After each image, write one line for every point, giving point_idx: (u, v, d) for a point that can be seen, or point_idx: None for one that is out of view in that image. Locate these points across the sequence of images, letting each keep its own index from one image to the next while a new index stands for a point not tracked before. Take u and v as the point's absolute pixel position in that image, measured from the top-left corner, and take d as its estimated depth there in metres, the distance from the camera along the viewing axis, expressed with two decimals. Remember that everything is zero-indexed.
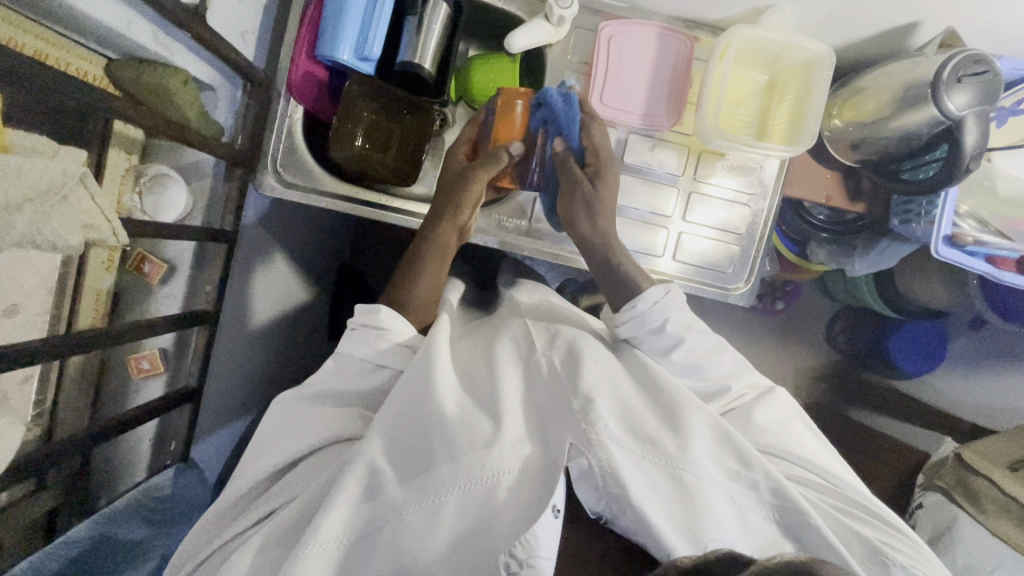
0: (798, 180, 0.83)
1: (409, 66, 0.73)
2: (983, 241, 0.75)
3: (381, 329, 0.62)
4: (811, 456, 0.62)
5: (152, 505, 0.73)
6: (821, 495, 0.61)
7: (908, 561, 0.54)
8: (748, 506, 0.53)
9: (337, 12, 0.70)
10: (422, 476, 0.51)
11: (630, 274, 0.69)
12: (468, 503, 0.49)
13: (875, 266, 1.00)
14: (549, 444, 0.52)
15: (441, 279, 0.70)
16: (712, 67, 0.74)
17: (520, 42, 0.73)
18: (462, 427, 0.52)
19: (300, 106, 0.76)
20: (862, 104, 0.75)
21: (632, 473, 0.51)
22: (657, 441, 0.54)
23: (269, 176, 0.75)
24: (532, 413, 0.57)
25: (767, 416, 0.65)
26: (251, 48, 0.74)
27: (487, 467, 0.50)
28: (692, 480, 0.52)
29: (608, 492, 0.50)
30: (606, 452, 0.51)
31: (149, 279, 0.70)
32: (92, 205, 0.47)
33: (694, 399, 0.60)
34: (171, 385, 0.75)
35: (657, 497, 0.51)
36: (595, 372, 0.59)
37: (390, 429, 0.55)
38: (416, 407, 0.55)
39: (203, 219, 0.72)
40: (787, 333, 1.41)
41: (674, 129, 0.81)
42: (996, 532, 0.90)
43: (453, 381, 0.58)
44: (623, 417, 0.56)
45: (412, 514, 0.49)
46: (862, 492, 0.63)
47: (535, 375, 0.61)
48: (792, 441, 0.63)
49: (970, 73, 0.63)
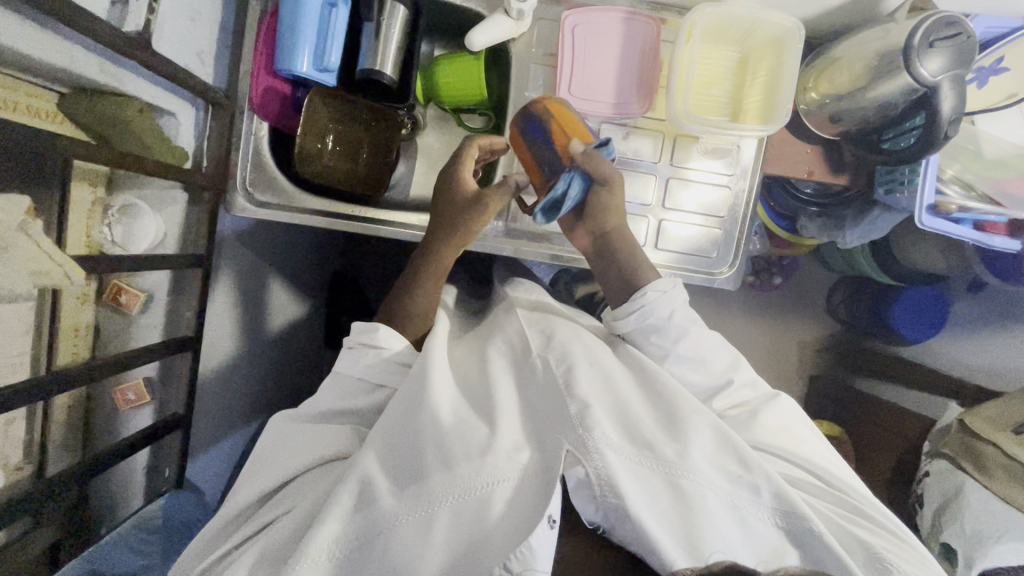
0: (777, 157, 0.81)
1: (369, 74, 0.73)
2: (968, 207, 0.73)
3: (378, 348, 0.62)
4: (812, 461, 0.63)
5: (144, 535, 0.73)
6: (823, 500, 0.62)
7: (907, 566, 0.56)
8: (749, 509, 0.54)
9: (292, 25, 0.69)
10: (417, 485, 0.51)
11: (631, 271, 0.69)
12: (462, 515, 0.49)
13: (868, 236, 0.99)
14: (546, 448, 0.52)
15: (435, 298, 0.70)
16: (678, 49, 0.72)
17: (480, 39, 0.72)
18: (456, 437, 0.52)
19: (265, 122, 0.75)
20: (837, 75, 0.72)
21: (630, 481, 0.51)
22: (655, 446, 0.54)
23: (240, 198, 0.75)
24: (528, 419, 0.57)
25: (772, 422, 0.65)
26: (209, 68, 0.73)
27: (482, 475, 0.50)
28: (691, 486, 0.52)
29: (606, 502, 0.51)
30: (603, 459, 0.51)
31: (127, 309, 0.69)
32: (36, 251, 0.51)
33: (693, 401, 0.60)
34: (160, 412, 0.75)
35: (656, 505, 0.52)
36: (590, 376, 0.60)
37: (383, 442, 0.55)
38: (410, 419, 0.55)
39: (177, 244, 0.72)
40: (788, 305, 1.43)
41: (647, 116, 0.79)
42: (1001, 495, 0.93)
43: (448, 389, 0.59)
44: (621, 422, 0.56)
45: (406, 525, 0.49)
46: (858, 489, 0.64)
47: (532, 381, 0.60)
48: (797, 446, 0.64)
49: (942, 36, 0.59)
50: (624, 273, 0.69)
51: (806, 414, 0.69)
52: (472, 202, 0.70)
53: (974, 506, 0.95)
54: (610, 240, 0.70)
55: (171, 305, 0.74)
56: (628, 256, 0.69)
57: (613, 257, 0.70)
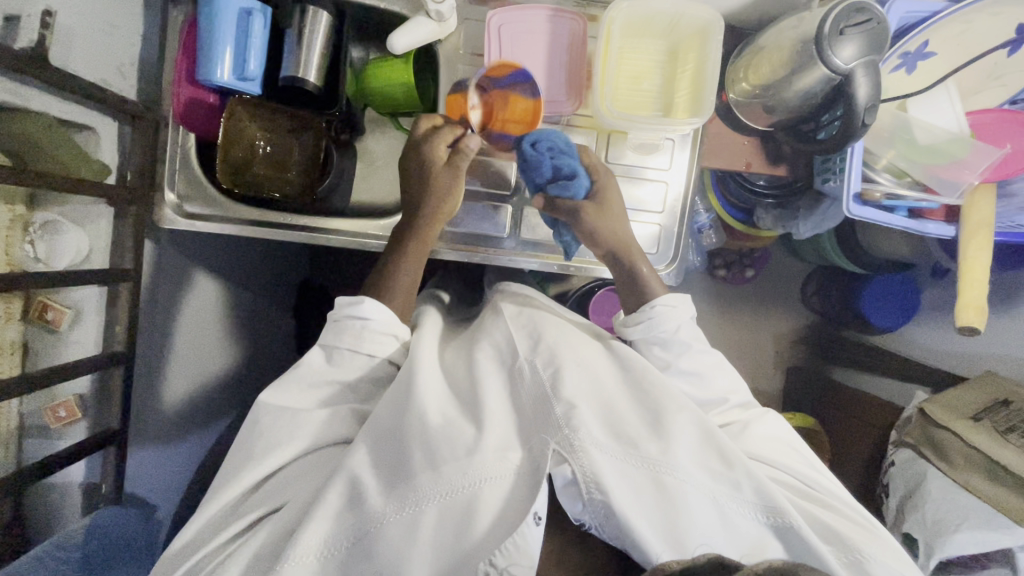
0: (713, 150, 0.81)
1: (293, 81, 0.72)
2: (894, 194, 0.72)
3: (364, 320, 0.65)
4: (797, 469, 0.65)
5: (65, 553, 0.70)
6: (804, 495, 0.63)
7: (886, 558, 0.57)
8: (732, 507, 0.55)
9: (208, 34, 0.68)
10: (404, 483, 0.53)
11: (638, 282, 0.72)
12: (450, 511, 0.51)
13: (821, 227, 0.97)
14: (533, 449, 0.54)
15: (425, 254, 0.72)
16: (600, 45, 0.71)
17: (402, 42, 0.71)
18: (444, 438, 0.54)
19: (193, 133, 0.75)
20: (761, 65, 0.71)
21: (615, 478, 0.52)
22: (638, 443, 0.55)
23: (168, 210, 0.75)
24: (515, 418, 0.58)
25: (760, 435, 0.67)
26: (133, 81, 0.72)
27: (469, 475, 0.52)
28: (673, 482, 0.53)
29: (592, 500, 0.52)
30: (588, 457, 0.52)
31: (55, 326, 0.69)
32: None
33: (677, 399, 0.61)
34: (94, 428, 0.74)
35: (640, 501, 0.53)
36: (577, 378, 0.60)
37: (375, 443, 0.57)
38: (400, 421, 0.57)
39: (107, 260, 0.72)
40: (761, 297, 1.42)
41: (578, 113, 0.78)
42: (961, 482, 0.93)
43: (438, 390, 0.61)
44: (606, 419, 0.57)
45: (394, 523, 0.51)
46: (843, 495, 0.65)
47: (521, 384, 0.61)
48: (782, 456, 0.66)
49: (853, 23, 0.59)
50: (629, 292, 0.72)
51: (793, 428, 0.72)
52: (439, 159, 0.71)
53: (936, 496, 0.94)
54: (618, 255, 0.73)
55: (103, 322, 0.73)
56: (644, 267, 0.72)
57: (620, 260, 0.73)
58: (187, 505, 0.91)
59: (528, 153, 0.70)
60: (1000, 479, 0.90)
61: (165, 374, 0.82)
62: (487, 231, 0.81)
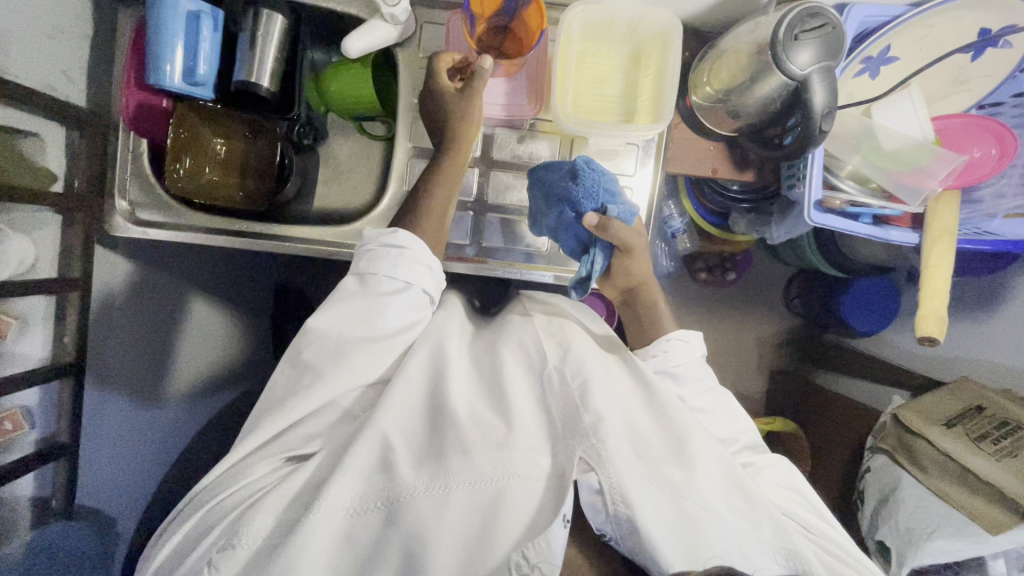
0: (679, 156, 0.80)
1: (245, 86, 0.70)
2: (856, 202, 0.71)
3: (401, 248, 0.61)
4: (807, 518, 0.63)
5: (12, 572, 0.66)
6: (822, 547, 0.61)
7: None
8: (751, 540, 0.53)
9: (156, 37, 0.66)
10: (436, 463, 0.53)
11: (653, 321, 0.73)
12: (477, 502, 0.51)
13: (794, 231, 0.94)
14: (559, 455, 0.53)
15: (458, 172, 0.69)
16: (557, 48, 0.70)
17: (357, 45, 0.69)
18: (474, 429, 0.54)
19: (144, 138, 0.74)
20: (723, 70, 0.70)
21: (640, 495, 0.51)
22: (661, 468, 0.55)
23: (121, 216, 0.74)
24: (542, 422, 0.57)
25: (772, 482, 0.65)
26: (81, 85, 0.70)
27: (499, 468, 0.52)
28: (695, 509, 0.52)
29: (614, 513, 0.51)
30: (615, 470, 0.51)
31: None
32: None
33: (699, 429, 0.60)
34: (45, 440, 0.71)
35: (663, 523, 0.51)
36: (605, 390, 0.58)
37: (410, 417, 0.57)
38: (431, 414, 0.57)
39: (56, 269, 0.70)
40: (742, 301, 1.41)
41: (539, 118, 0.77)
42: (936, 491, 0.92)
43: (465, 383, 0.61)
44: (630, 440, 0.56)
45: (423, 499, 0.51)
46: (852, 551, 0.62)
47: (541, 386, 0.60)
48: (793, 505, 0.64)
49: (807, 28, 0.58)
50: (652, 322, 0.73)
51: (810, 484, 0.69)
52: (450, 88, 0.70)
53: (908, 503, 0.93)
54: (635, 294, 0.75)
55: (53, 332, 0.71)
56: (650, 313, 0.73)
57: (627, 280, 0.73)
58: (150, 518, 0.88)
59: (584, 175, 0.67)
60: (975, 490, 0.89)
61: (173, 364, 0.88)
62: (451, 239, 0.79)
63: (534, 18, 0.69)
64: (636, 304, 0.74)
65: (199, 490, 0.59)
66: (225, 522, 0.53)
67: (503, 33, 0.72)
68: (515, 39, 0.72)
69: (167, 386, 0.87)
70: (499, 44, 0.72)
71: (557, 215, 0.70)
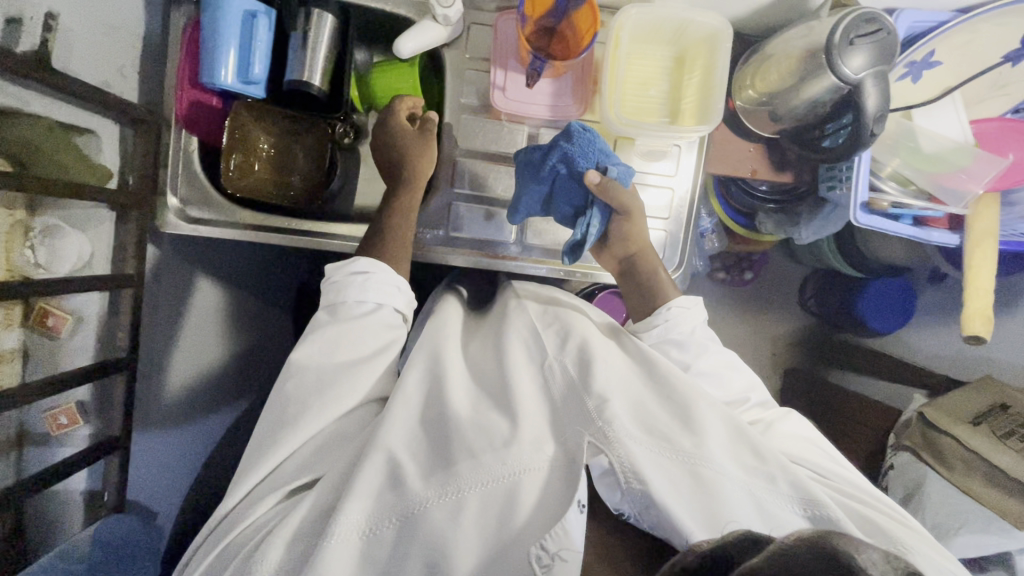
0: (719, 157, 0.81)
1: (297, 85, 0.71)
2: (901, 203, 0.73)
3: (366, 273, 0.65)
4: (822, 464, 0.63)
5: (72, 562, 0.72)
6: (840, 490, 0.60)
7: (928, 551, 0.54)
8: (769, 499, 0.52)
9: (212, 36, 0.67)
10: (445, 471, 0.52)
11: (651, 285, 0.73)
12: (490, 501, 0.50)
13: (823, 231, 0.98)
14: (568, 440, 0.54)
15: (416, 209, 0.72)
16: (608, 51, 0.71)
17: (408, 46, 0.70)
18: (476, 432, 0.54)
19: (194, 136, 0.73)
20: (769, 73, 0.72)
21: (652, 469, 0.51)
22: (671, 438, 0.54)
23: (171, 214, 0.74)
24: (546, 412, 0.58)
25: (784, 433, 0.65)
26: (133, 84, 0.72)
27: (507, 464, 0.51)
28: (710, 475, 0.52)
29: (630, 489, 0.51)
30: (623, 447, 0.52)
31: (56, 332, 0.68)
32: None
33: (704, 399, 0.60)
34: (96, 436, 0.74)
35: (678, 491, 0.50)
36: (607, 372, 0.59)
37: (412, 428, 0.58)
38: (435, 417, 0.58)
39: (108, 265, 0.72)
40: (761, 301, 1.42)
41: (584, 119, 0.78)
42: (962, 487, 0.93)
43: (461, 379, 0.63)
44: (636, 416, 0.56)
45: (437, 507, 0.50)
46: (871, 492, 0.62)
47: (546, 379, 0.61)
48: (806, 451, 0.64)
49: (862, 33, 0.59)
50: (657, 289, 0.73)
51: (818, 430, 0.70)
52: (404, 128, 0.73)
53: (935, 499, 0.95)
54: (633, 261, 0.74)
55: (104, 329, 0.73)
56: (653, 273, 0.73)
57: (638, 267, 0.74)
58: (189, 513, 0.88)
59: (579, 136, 0.67)
60: (1001, 486, 0.90)
61: (167, 359, 0.81)
62: (493, 237, 0.80)
63: (588, 19, 0.70)
64: (636, 281, 0.74)
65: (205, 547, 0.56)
66: (235, 564, 0.51)
67: (550, 34, 0.72)
68: (567, 41, 0.72)
69: (162, 390, 0.81)
70: (547, 45, 0.72)
71: (550, 174, 0.69)
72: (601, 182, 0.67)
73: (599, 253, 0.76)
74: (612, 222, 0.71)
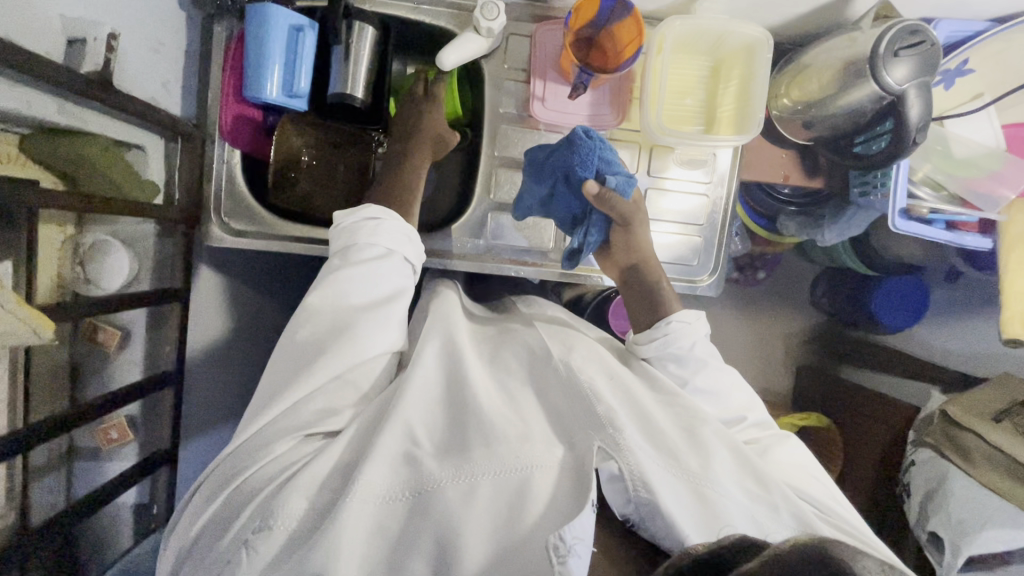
0: (753, 163, 0.82)
1: (340, 98, 0.71)
2: (938, 209, 0.74)
3: (377, 218, 0.63)
4: (819, 498, 0.61)
5: None
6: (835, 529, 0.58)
7: None
8: (769, 523, 0.51)
9: (258, 50, 0.67)
10: (460, 455, 0.51)
11: (655, 291, 0.70)
12: (504, 490, 0.48)
13: (846, 233, 0.98)
14: (578, 443, 0.51)
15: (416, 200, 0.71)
16: (650, 60, 0.72)
17: (452, 58, 0.70)
18: (496, 425, 0.53)
19: (236, 149, 0.73)
20: (808, 82, 0.73)
21: (659, 482, 0.50)
22: (679, 455, 0.53)
23: (216, 228, 0.74)
24: (554, 420, 0.56)
25: (782, 458, 0.64)
26: (177, 98, 0.73)
27: (521, 457, 0.50)
28: (714, 496, 0.51)
29: (637, 497, 0.49)
30: (635, 458, 0.50)
31: (106, 346, 0.70)
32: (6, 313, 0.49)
33: (708, 418, 0.59)
34: (143, 450, 0.76)
35: (681, 507, 0.49)
36: (611, 387, 0.59)
37: (430, 418, 0.56)
38: (450, 412, 0.57)
39: (153, 278, 0.73)
40: (773, 300, 1.43)
41: (621, 127, 0.78)
42: (988, 484, 0.94)
43: (481, 375, 0.62)
44: (644, 430, 0.55)
45: (451, 489, 0.48)
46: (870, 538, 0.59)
47: (556, 383, 0.60)
48: (801, 481, 0.62)
49: (909, 44, 0.60)
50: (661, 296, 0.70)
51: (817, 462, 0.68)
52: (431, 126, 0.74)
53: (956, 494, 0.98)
54: (637, 270, 0.72)
55: (150, 345, 0.75)
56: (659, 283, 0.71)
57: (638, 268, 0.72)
58: None
59: (581, 144, 0.66)
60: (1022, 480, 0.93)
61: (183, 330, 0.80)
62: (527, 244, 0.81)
63: (630, 29, 0.71)
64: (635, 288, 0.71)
65: (209, 487, 0.53)
66: (250, 507, 0.48)
67: (590, 46, 0.73)
68: (608, 51, 0.73)
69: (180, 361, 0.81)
70: (587, 56, 0.73)
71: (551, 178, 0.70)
72: (600, 193, 0.66)
73: (603, 259, 0.75)
74: (613, 232, 0.71)
